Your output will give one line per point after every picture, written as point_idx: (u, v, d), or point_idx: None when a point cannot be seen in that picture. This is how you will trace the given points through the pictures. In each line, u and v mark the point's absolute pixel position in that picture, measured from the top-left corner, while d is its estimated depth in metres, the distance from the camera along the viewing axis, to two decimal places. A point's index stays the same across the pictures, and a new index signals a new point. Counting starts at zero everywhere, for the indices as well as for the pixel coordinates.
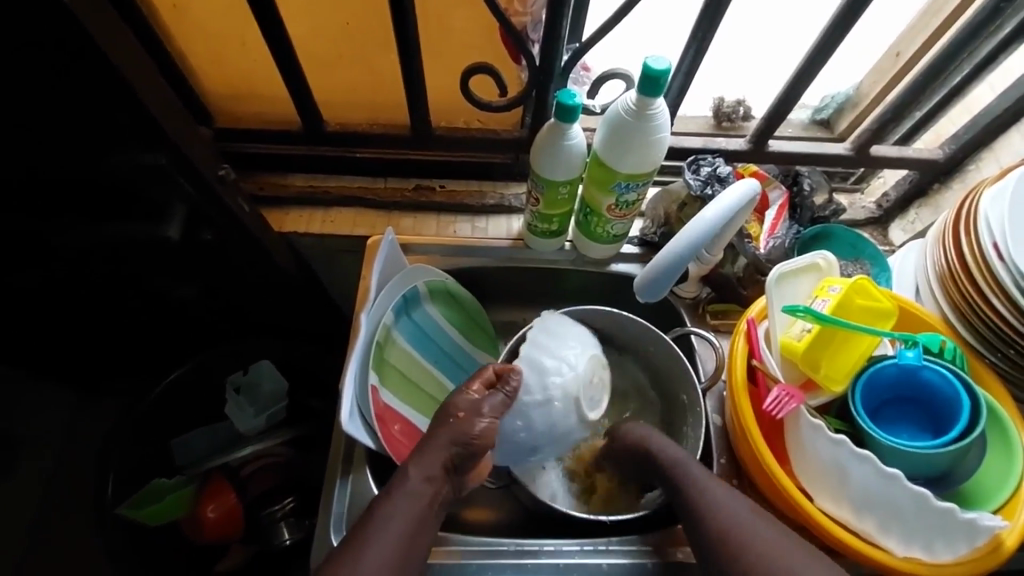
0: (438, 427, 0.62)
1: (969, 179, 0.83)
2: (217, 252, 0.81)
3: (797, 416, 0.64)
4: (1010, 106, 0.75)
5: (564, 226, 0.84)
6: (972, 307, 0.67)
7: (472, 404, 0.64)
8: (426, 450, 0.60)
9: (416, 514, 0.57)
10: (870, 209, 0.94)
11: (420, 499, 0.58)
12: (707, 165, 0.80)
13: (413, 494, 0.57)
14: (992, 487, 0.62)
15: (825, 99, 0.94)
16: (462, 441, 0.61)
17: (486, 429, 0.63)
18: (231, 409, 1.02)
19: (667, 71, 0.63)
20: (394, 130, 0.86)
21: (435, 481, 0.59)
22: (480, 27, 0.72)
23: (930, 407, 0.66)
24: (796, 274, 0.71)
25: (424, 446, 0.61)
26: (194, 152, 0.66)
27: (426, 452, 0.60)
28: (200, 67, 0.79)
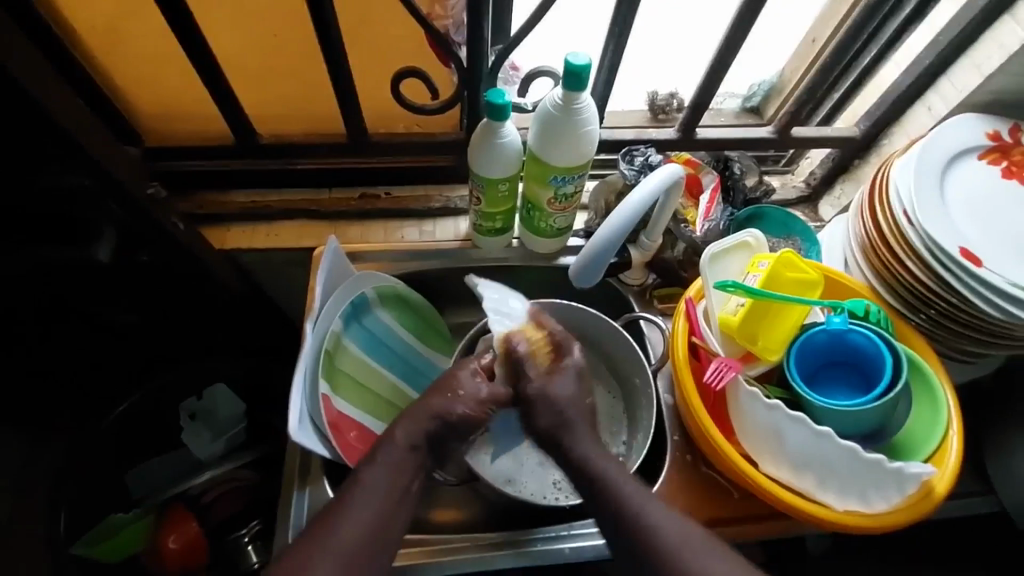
0: (430, 397, 0.64)
1: (883, 152, 0.88)
2: (155, 272, 0.79)
3: (736, 386, 0.66)
4: (912, 81, 0.79)
5: (509, 223, 0.86)
6: (892, 272, 0.71)
7: (476, 401, 0.65)
8: (408, 418, 0.63)
9: (394, 482, 0.60)
10: (799, 188, 0.99)
11: (406, 470, 0.61)
12: (639, 154, 0.83)
13: (392, 459, 0.61)
14: (924, 438, 0.66)
15: (751, 87, 0.99)
16: (442, 417, 0.63)
17: (477, 413, 0.64)
18: (186, 434, 1.02)
19: (588, 66, 0.65)
20: (332, 139, 0.86)
21: (420, 451, 0.62)
22: (407, 33, 0.73)
23: (861, 368, 0.70)
24: (728, 253, 0.75)
25: (401, 416, 0.64)
26: (120, 170, 0.64)
27: (414, 419, 0.63)
28: (127, 87, 0.77)
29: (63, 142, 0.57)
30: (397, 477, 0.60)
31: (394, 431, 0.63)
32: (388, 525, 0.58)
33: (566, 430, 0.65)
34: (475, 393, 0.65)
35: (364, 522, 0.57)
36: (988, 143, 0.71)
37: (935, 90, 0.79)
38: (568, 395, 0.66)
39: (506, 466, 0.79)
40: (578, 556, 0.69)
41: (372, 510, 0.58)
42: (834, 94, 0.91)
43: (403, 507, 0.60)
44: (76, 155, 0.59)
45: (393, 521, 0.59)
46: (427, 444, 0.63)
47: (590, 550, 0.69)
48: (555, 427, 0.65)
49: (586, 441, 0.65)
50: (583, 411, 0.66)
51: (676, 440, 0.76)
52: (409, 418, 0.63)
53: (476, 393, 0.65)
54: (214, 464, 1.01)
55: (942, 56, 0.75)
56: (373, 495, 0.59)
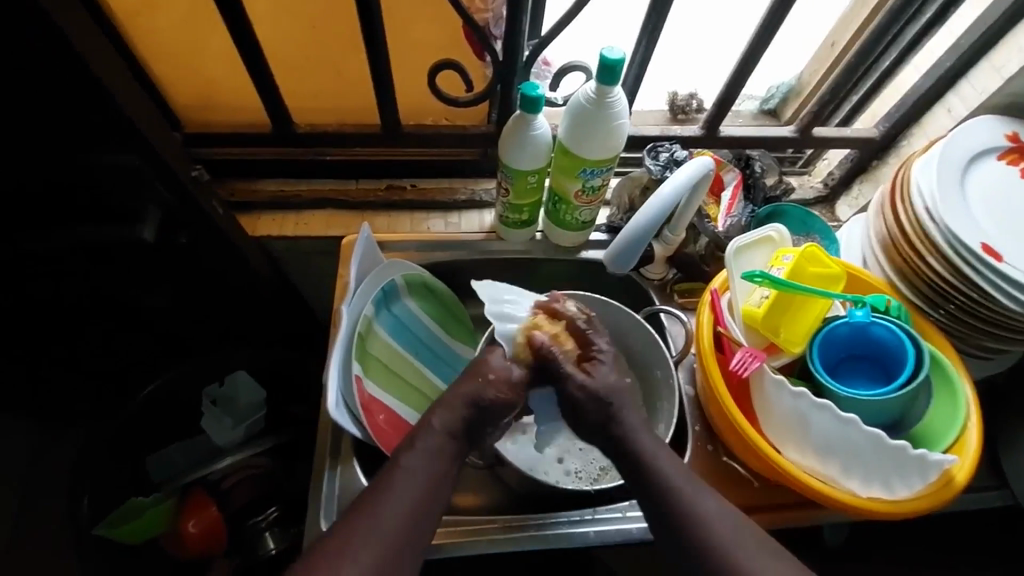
0: (468, 382, 0.65)
1: (902, 153, 0.89)
2: (191, 255, 0.81)
3: (761, 375, 0.68)
4: (933, 84, 0.82)
5: (534, 216, 0.88)
6: (913, 267, 0.73)
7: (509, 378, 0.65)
8: (443, 409, 0.63)
9: (427, 473, 0.60)
10: (817, 188, 1.00)
11: (440, 464, 0.61)
12: (664, 150, 0.85)
13: (429, 446, 0.61)
14: (943, 430, 0.68)
15: (770, 90, 1.01)
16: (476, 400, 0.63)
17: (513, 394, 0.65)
18: (208, 421, 1.03)
19: (622, 60, 0.67)
20: (366, 130, 0.87)
21: (454, 443, 0.62)
22: (445, 26, 0.75)
23: (882, 361, 0.72)
24: (752, 247, 0.76)
25: (440, 402, 0.64)
26: (169, 152, 0.66)
27: (450, 410, 0.63)
28: (169, 74, 0.79)
29: (118, 121, 0.59)
30: (431, 470, 0.60)
31: (431, 422, 0.63)
32: (420, 517, 0.58)
33: (614, 420, 0.65)
34: (508, 372, 0.65)
35: (399, 513, 0.57)
36: (1006, 144, 0.73)
37: (955, 93, 0.81)
38: (616, 379, 0.67)
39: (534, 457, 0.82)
40: (606, 539, 0.71)
41: (406, 500, 0.58)
42: (854, 96, 0.93)
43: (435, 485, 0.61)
44: (128, 134, 0.61)
45: (426, 513, 0.59)
46: (462, 436, 0.63)
47: (617, 534, 0.71)
48: (603, 415, 0.65)
49: (632, 419, 0.65)
50: (627, 394, 0.67)
51: (697, 430, 0.77)
52: (445, 406, 0.63)
53: (508, 374, 0.65)
54: (234, 450, 1.01)
55: (964, 59, 0.77)
56: (407, 486, 0.59)
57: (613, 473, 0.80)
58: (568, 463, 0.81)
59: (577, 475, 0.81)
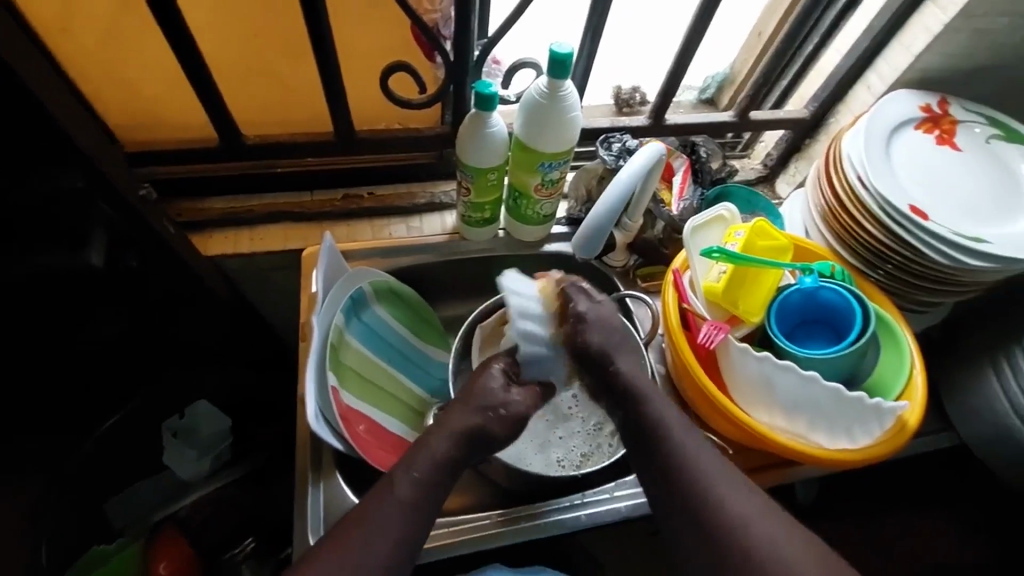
0: (467, 407, 0.64)
1: (831, 130, 0.96)
2: (142, 279, 0.77)
3: (726, 345, 0.71)
4: (852, 65, 0.88)
5: (496, 214, 0.89)
6: (852, 233, 0.79)
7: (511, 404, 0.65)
8: (442, 432, 0.63)
9: (424, 491, 0.60)
10: (758, 169, 1.07)
11: (438, 483, 0.61)
12: (616, 141, 0.88)
13: (426, 470, 0.61)
14: (892, 381, 0.73)
15: (706, 80, 1.07)
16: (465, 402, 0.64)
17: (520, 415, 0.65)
18: (169, 455, 0.97)
19: (571, 55, 0.69)
20: (319, 138, 0.85)
21: (453, 465, 0.62)
22: (394, 29, 0.76)
23: (832, 322, 0.77)
24: (706, 226, 0.80)
25: (437, 428, 0.63)
26: (113, 171, 0.63)
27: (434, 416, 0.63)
28: (104, 93, 0.76)
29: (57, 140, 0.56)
30: (428, 490, 0.60)
31: (430, 445, 0.62)
32: (415, 533, 0.58)
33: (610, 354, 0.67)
34: (509, 401, 0.65)
35: (394, 530, 0.57)
36: (921, 115, 0.80)
37: (872, 71, 0.88)
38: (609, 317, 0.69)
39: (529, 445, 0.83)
40: (602, 520, 0.74)
41: (401, 516, 0.58)
42: (783, 80, 1.00)
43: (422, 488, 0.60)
44: (68, 154, 0.57)
45: (422, 526, 0.59)
46: (461, 458, 0.63)
47: (611, 513, 0.74)
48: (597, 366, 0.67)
49: (625, 365, 0.67)
50: (620, 343, 0.68)
51: (672, 406, 0.81)
52: (443, 430, 0.63)
53: (511, 404, 0.65)
54: (200, 484, 0.96)
55: (878, 40, 0.84)
56: (402, 502, 0.59)
57: (596, 457, 0.82)
58: (553, 453, 0.83)
59: (562, 463, 0.82)
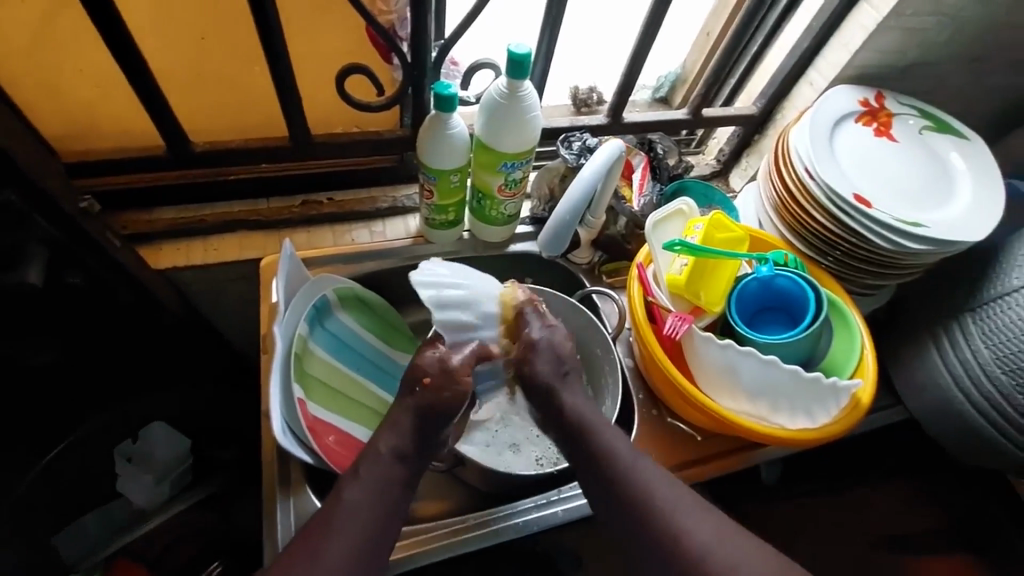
0: (406, 393, 0.64)
1: (778, 126, 1.00)
2: (86, 297, 0.73)
3: (691, 335, 0.74)
4: (794, 64, 0.93)
5: (461, 215, 0.88)
6: (802, 223, 0.82)
7: (441, 370, 0.64)
8: (389, 429, 0.63)
9: (379, 494, 0.59)
10: (712, 165, 1.11)
11: (391, 482, 0.60)
12: (576, 140, 0.89)
13: (378, 471, 0.60)
14: (845, 361, 0.77)
15: (660, 79, 1.10)
16: (423, 410, 0.63)
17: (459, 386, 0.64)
18: (125, 483, 0.93)
19: (529, 55, 0.70)
20: (274, 143, 0.83)
21: (406, 463, 0.62)
22: (349, 31, 0.74)
23: (789, 308, 0.80)
24: (666, 220, 0.82)
25: (386, 425, 0.63)
26: (50, 184, 0.59)
27: (396, 428, 0.62)
28: (37, 100, 0.71)
29: None
30: (383, 492, 0.60)
31: (379, 444, 0.62)
32: (374, 539, 0.58)
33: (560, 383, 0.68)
34: (441, 366, 0.64)
35: (351, 537, 0.57)
36: (860, 109, 0.85)
37: (814, 68, 0.92)
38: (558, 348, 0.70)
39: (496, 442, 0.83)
40: (577, 515, 0.73)
41: (362, 521, 0.58)
42: (732, 78, 1.04)
43: (392, 496, 0.60)
44: None
45: (379, 536, 0.58)
46: (413, 453, 0.62)
47: (585, 507, 0.74)
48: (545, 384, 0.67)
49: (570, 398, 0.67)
50: (569, 370, 0.69)
51: (642, 398, 0.82)
52: (391, 426, 0.63)
53: (444, 366, 0.64)
54: (161, 511, 0.93)
55: (818, 38, 0.88)
56: (362, 506, 0.58)
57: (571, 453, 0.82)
58: (528, 453, 0.83)
59: (537, 461, 0.83)
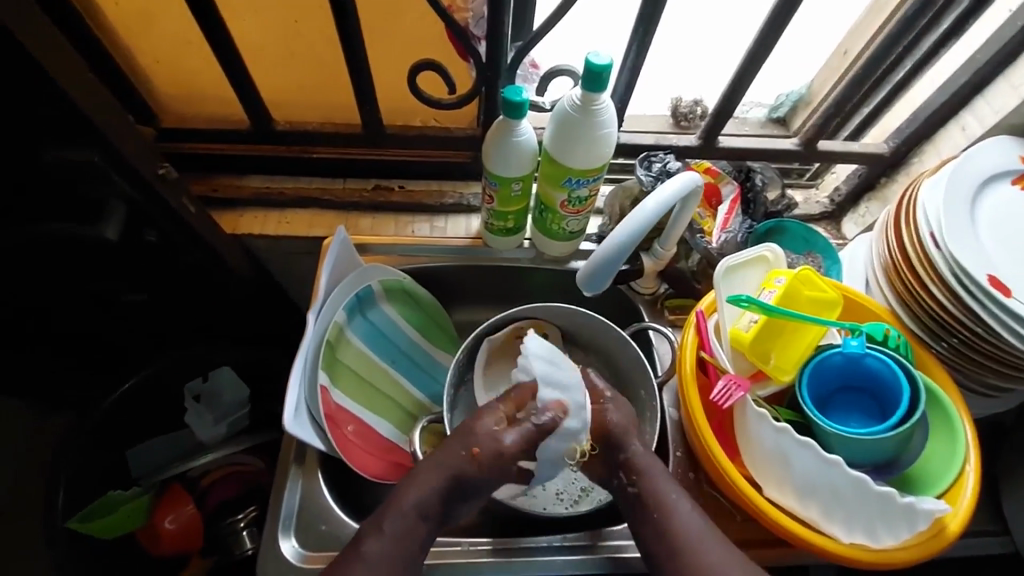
0: (447, 456, 0.59)
1: (912, 171, 0.84)
2: (163, 252, 0.80)
3: (744, 405, 0.64)
4: (944, 101, 0.77)
5: (521, 223, 0.84)
6: (916, 297, 0.68)
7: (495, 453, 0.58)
8: (418, 480, 0.59)
9: (403, 549, 0.57)
10: (823, 204, 0.95)
11: (416, 539, 0.58)
12: (658, 161, 0.82)
13: (405, 519, 0.57)
14: (938, 473, 0.63)
15: (780, 97, 0.96)
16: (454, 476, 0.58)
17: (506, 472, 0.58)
18: (190, 417, 1.01)
19: (609, 66, 0.63)
20: (347, 130, 0.86)
21: (426, 524, 0.58)
22: (428, 26, 0.73)
23: (878, 395, 0.67)
24: (744, 266, 0.72)
25: (412, 481, 0.59)
26: (129, 150, 0.64)
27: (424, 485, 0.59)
28: (151, 69, 0.79)
29: (75, 118, 0.58)
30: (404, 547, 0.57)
31: (403, 497, 0.58)
32: None
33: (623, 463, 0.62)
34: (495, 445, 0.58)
35: None
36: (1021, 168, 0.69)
37: (970, 111, 0.76)
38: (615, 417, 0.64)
39: (523, 480, 0.76)
40: (585, 570, 0.67)
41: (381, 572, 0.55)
42: (864, 108, 0.89)
43: (413, 550, 0.57)
44: (85, 131, 0.59)
45: None
46: (437, 512, 0.59)
47: (594, 564, 0.68)
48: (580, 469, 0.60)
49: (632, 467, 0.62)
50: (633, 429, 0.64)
51: (679, 456, 0.74)
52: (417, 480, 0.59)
53: (495, 446, 0.58)
54: (216, 447, 1.01)
55: (980, 74, 0.73)
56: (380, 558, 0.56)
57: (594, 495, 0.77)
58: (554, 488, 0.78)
59: (559, 498, 0.77)
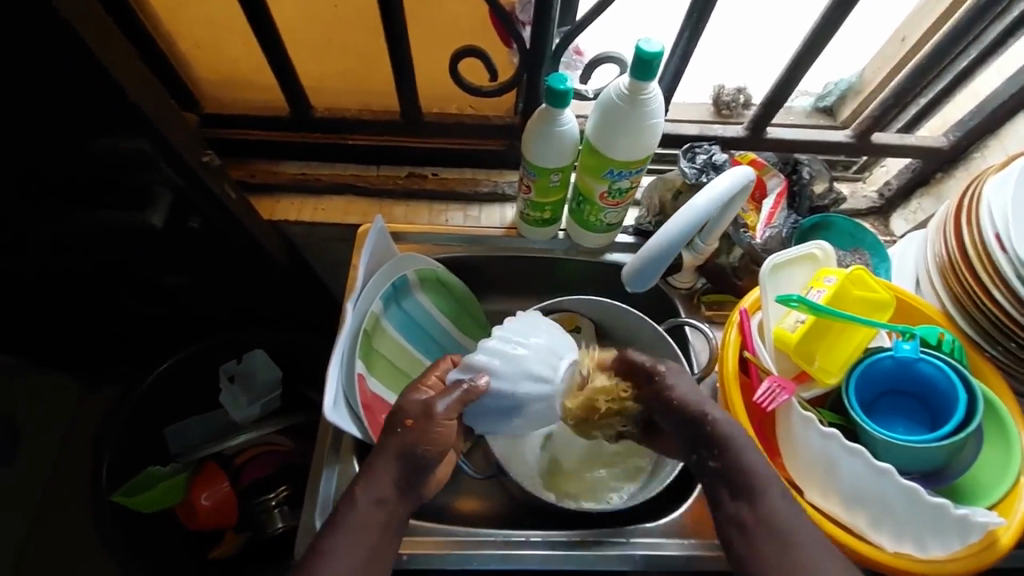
0: (386, 435, 0.58)
1: (973, 167, 0.80)
2: (203, 238, 0.80)
3: (788, 408, 0.62)
4: (1015, 92, 0.73)
5: (558, 214, 0.82)
6: (974, 300, 0.65)
7: (424, 412, 0.58)
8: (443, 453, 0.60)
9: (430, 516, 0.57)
10: (871, 198, 0.92)
11: None
12: (702, 152, 0.79)
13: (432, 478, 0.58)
14: (991, 482, 0.61)
15: (828, 86, 0.92)
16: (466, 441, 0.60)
17: (444, 433, 0.58)
18: (225, 398, 1.03)
19: (660, 54, 0.61)
20: (383, 117, 0.85)
21: (387, 504, 0.57)
22: (471, 12, 0.71)
23: (928, 400, 0.65)
24: (792, 264, 0.70)
25: (375, 458, 0.58)
26: (176, 139, 0.65)
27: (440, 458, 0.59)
28: (194, 55, 0.79)
29: (125, 107, 0.58)
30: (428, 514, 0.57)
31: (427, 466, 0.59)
32: None
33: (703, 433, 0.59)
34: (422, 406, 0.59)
35: None
36: None
37: None
38: (692, 389, 0.62)
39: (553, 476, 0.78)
40: (605, 565, 0.67)
41: (359, 544, 0.54)
42: (922, 99, 0.85)
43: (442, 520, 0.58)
44: (134, 121, 0.60)
45: None
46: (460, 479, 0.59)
47: (621, 560, 0.67)
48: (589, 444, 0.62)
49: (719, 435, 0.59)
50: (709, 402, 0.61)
51: None
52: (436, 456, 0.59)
53: (428, 413, 0.58)
54: (249, 428, 1.03)
55: None
56: (353, 535, 0.55)
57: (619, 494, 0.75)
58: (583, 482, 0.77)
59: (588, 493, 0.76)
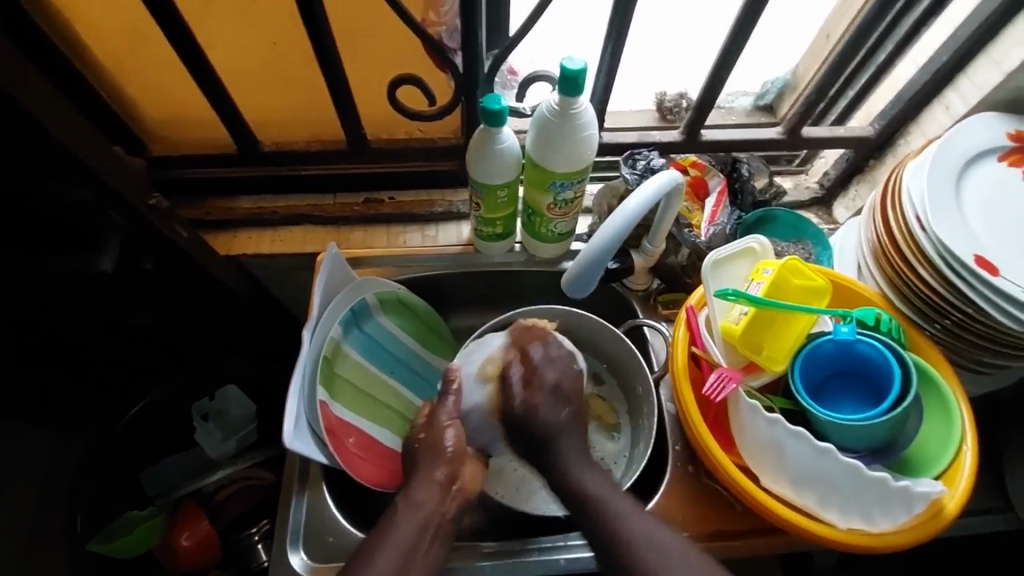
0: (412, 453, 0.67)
1: (900, 153, 0.85)
2: (162, 277, 0.81)
3: (737, 398, 0.65)
4: (926, 82, 0.77)
5: (510, 228, 0.84)
6: (904, 280, 0.68)
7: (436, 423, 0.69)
8: (427, 468, 0.65)
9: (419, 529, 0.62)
10: (813, 189, 0.96)
11: (428, 524, 0.62)
12: (642, 158, 0.82)
13: (424, 492, 0.64)
14: (938, 450, 0.64)
15: (764, 85, 0.96)
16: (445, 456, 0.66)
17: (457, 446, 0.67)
18: (200, 436, 1.02)
19: (583, 70, 0.64)
20: (333, 146, 0.87)
21: (441, 498, 0.64)
22: (404, 43, 0.75)
23: (871, 379, 0.67)
24: (732, 260, 0.73)
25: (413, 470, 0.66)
26: (122, 185, 0.67)
27: (429, 472, 0.65)
28: (139, 100, 0.81)
29: (64, 157, 0.60)
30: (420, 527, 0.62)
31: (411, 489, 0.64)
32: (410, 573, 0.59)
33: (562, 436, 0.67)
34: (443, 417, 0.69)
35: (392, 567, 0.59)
36: (1008, 144, 0.69)
37: (954, 88, 0.76)
38: (553, 406, 0.69)
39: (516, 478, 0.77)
40: (574, 568, 0.68)
41: (402, 542, 0.60)
42: (849, 92, 0.89)
43: (431, 534, 0.62)
44: (77, 170, 0.62)
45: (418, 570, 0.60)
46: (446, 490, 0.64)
47: (591, 560, 0.68)
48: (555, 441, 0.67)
49: None
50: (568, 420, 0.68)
51: (678, 450, 0.74)
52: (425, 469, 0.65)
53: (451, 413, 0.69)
54: (226, 464, 1.01)
55: (959, 53, 0.73)
56: (402, 532, 0.61)
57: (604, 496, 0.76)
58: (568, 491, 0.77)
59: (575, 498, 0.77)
